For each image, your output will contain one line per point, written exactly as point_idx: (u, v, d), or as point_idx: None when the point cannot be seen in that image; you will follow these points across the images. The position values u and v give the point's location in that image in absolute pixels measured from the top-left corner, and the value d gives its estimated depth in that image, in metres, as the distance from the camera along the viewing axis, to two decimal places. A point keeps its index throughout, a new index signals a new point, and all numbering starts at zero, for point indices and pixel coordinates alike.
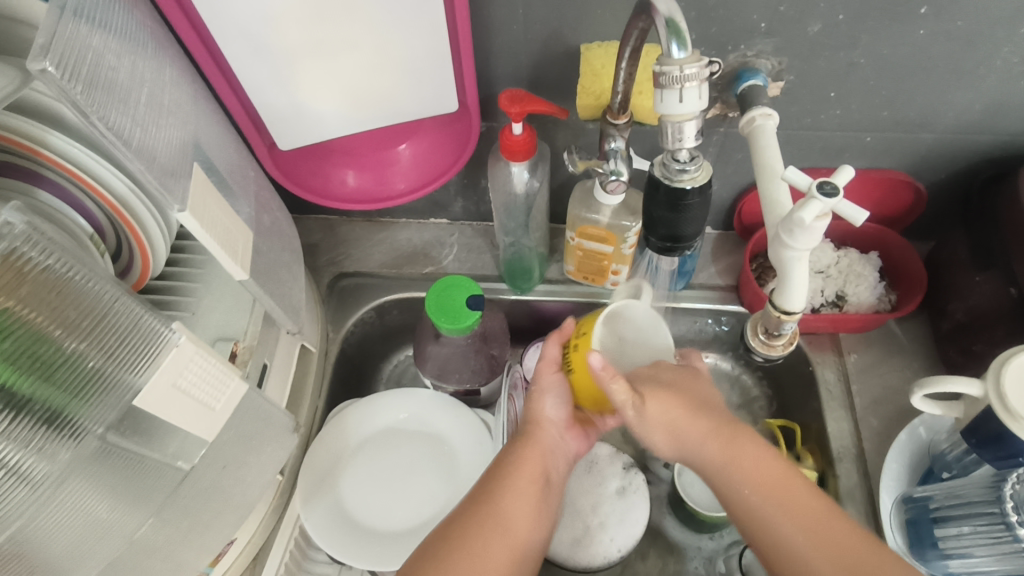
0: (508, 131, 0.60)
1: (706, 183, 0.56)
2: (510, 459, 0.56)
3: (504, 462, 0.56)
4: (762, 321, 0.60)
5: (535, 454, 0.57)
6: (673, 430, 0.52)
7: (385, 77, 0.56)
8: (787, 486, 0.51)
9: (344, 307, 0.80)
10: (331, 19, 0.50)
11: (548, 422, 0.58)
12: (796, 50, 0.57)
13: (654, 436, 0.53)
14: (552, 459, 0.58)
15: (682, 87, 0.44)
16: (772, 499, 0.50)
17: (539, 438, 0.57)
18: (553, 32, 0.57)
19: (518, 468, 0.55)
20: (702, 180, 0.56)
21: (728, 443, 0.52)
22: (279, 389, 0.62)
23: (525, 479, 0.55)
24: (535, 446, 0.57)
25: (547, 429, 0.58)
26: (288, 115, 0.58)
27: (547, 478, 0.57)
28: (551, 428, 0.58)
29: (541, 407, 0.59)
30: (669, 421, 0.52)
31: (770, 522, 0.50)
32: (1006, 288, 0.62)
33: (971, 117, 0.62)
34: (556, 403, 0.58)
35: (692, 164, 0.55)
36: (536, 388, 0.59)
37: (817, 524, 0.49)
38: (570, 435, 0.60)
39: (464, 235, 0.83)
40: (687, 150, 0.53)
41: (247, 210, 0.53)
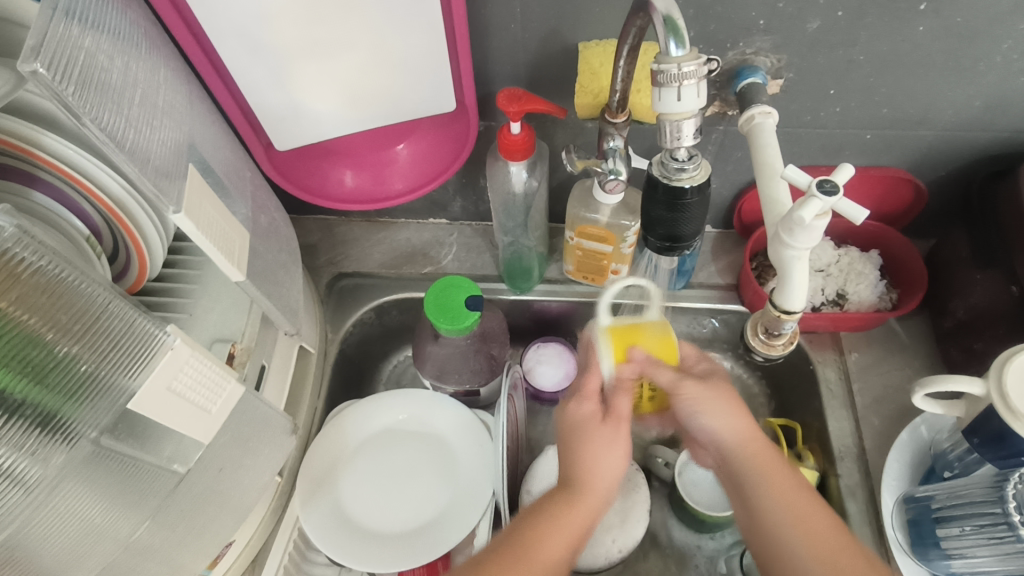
0: (505, 130, 0.60)
1: (704, 182, 0.56)
2: (550, 524, 0.51)
3: (542, 528, 0.51)
4: (762, 320, 0.59)
5: (577, 521, 0.52)
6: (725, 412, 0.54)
7: (382, 76, 0.56)
8: (801, 493, 0.51)
9: (343, 307, 0.79)
10: (326, 18, 0.50)
11: (600, 486, 0.53)
12: (796, 48, 0.57)
13: (712, 415, 0.54)
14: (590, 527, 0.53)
15: (681, 85, 0.44)
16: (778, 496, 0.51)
17: (585, 503, 0.53)
18: (551, 30, 0.57)
19: (558, 532, 0.51)
20: (701, 179, 0.55)
21: (763, 446, 0.53)
22: (278, 391, 0.61)
23: (562, 542, 0.50)
24: (580, 511, 0.52)
25: (598, 494, 0.53)
26: (284, 115, 0.57)
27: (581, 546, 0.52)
28: (601, 493, 0.54)
29: (599, 464, 0.54)
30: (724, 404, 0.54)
31: (779, 525, 0.50)
32: (1007, 286, 0.61)
33: (972, 114, 0.62)
34: (615, 466, 0.54)
35: (691, 163, 0.55)
36: (600, 449, 0.54)
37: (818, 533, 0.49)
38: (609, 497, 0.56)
39: (463, 235, 0.83)
40: (686, 149, 0.53)
41: (243, 211, 0.53)
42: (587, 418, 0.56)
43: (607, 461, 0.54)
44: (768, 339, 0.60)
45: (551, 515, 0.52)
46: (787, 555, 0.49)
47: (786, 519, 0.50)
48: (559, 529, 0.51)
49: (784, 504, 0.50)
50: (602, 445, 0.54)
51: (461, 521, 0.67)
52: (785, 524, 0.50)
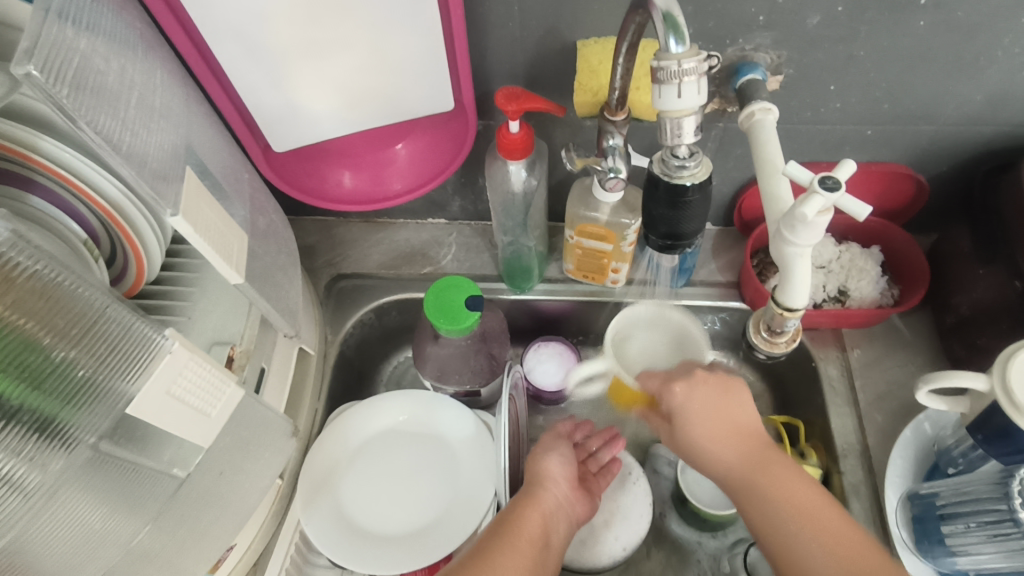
0: (504, 129, 0.60)
1: (706, 180, 0.55)
2: (513, 517, 0.57)
3: (504, 523, 0.57)
4: (765, 317, 0.58)
5: (534, 513, 0.58)
6: (720, 430, 0.55)
7: (379, 77, 0.55)
8: (800, 487, 0.52)
9: (343, 309, 0.79)
10: (323, 19, 0.49)
11: (552, 483, 0.61)
12: (795, 44, 0.57)
13: (702, 424, 0.55)
14: (552, 520, 0.59)
15: (680, 82, 0.41)
16: (785, 500, 0.51)
17: (541, 497, 0.59)
18: (549, 28, 0.56)
19: (523, 524, 0.56)
20: (702, 176, 0.55)
21: (759, 458, 0.54)
22: (277, 393, 0.61)
23: (526, 531, 0.56)
24: (538, 504, 0.59)
25: (550, 489, 0.61)
26: (282, 116, 0.57)
27: (547, 539, 0.57)
28: (554, 488, 0.61)
29: (547, 466, 0.64)
30: (718, 423, 0.55)
31: (783, 525, 0.51)
32: (1011, 282, 0.61)
33: (973, 109, 0.62)
34: (562, 466, 0.64)
35: (692, 160, 0.54)
36: (541, 451, 0.65)
37: (833, 535, 0.49)
38: (573, 497, 0.63)
39: (462, 235, 0.82)
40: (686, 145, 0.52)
41: (241, 213, 0.52)
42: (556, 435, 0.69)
43: (550, 462, 0.64)
44: (771, 336, 0.58)
45: (515, 509, 0.58)
46: (794, 550, 0.50)
47: (791, 519, 0.50)
48: (518, 524, 0.57)
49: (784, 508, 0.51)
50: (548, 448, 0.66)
51: (461, 521, 0.66)
52: (793, 527, 0.50)
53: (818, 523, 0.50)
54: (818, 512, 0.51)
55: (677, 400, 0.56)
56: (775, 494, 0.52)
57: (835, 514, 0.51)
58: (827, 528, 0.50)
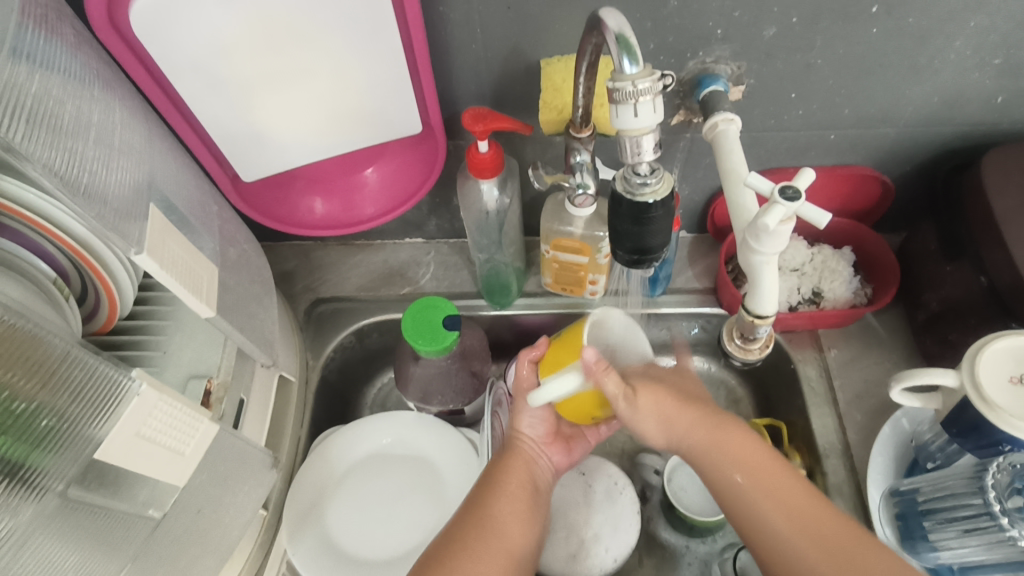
0: (474, 148, 0.61)
1: (670, 196, 0.45)
2: (498, 482, 0.58)
3: (492, 478, 0.59)
4: (736, 325, 0.58)
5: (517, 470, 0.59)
6: (668, 415, 0.54)
7: (342, 104, 0.56)
8: (773, 467, 0.52)
9: (322, 333, 0.79)
10: (284, 49, 0.50)
11: (526, 439, 0.62)
12: (754, 54, 0.58)
13: (663, 403, 0.55)
14: (536, 469, 0.61)
15: (637, 100, 0.40)
16: (758, 487, 0.51)
17: (521, 450, 0.61)
18: (512, 48, 0.57)
19: (508, 485, 0.58)
20: (665, 192, 0.45)
21: (725, 437, 0.54)
22: (258, 424, 0.61)
23: (513, 491, 0.58)
24: (519, 458, 0.60)
25: (525, 441, 0.62)
26: (247, 145, 0.57)
27: (536, 486, 0.60)
28: (530, 443, 0.62)
29: (519, 426, 0.62)
30: (665, 407, 0.55)
31: (762, 513, 0.50)
32: (977, 277, 0.62)
33: (931, 110, 0.63)
34: (532, 427, 0.62)
35: (653, 176, 0.44)
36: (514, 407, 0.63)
37: (801, 510, 0.50)
38: (551, 448, 0.64)
39: (440, 253, 0.82)
40: (648, 155, 0.43)
41: (212, 245, 0.52)
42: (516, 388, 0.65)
43: (520, 422, 0.62)
44: (744, 343, 0.59)
45: (496, 473, 0.59)
46: (773, 537, 0.50)
47: (767, 506, 0.50)
48: (502, 489, 0.57)
49: (758, 492, 0.51)
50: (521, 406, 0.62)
51: None
52: (771, 515, 0.50)
53: (798, 509, 0.50)
54: (781, 483, 0.51)
55: (628, 405, 0.53)
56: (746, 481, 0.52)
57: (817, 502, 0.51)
58: (809, 515, 0.50)
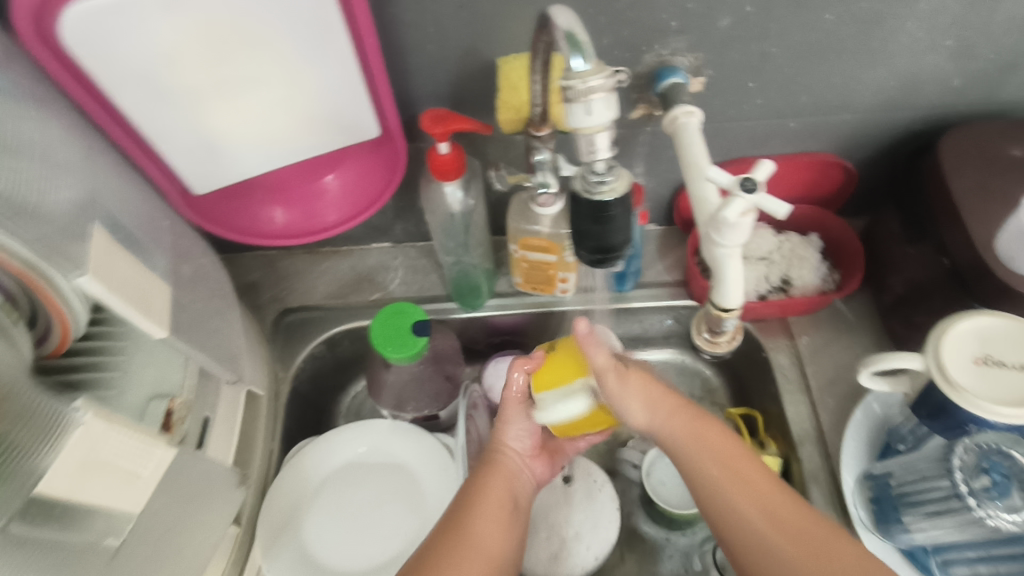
0: (434, 150, 0.59)
1: (628, 193, 0.44)
2: (476, 493, 0.57)
3: (471, 490, 0.58)
4: (704, 319, 0.59)
5: (498, 482, 0.59)
6: (652, 401, 0.55)
7: (295, 111, 0.54)
8: (750, 465, 0.52)
9: (291, 344, 0.77)
10: (229, 57, 0.48)
11: (510, 451, 0.62)
12: (710, 45, 0.58)
13: (645, 396, 0.55)
14: (516, 485, 0.61)
15: (588, 99, 0.39)
16: (735, 482, 0.51)
17: (503, 465, 0.61)
18: (467, 47, 0.56)
19: (487, 496, 0.57)
20: (624, 189, 0.44)
21: (706, 428, 0.54)
22: (225, 444, 0.59)
23: (493, 504, 0.57)
24: (500, 473, 0.60)
25: (509, 453, 0.62)
26: (198, 157, 0.55)
27: (516, 503, 0.59)
28: (513, 452, 0.62)
29: (506, 438, 0.63)
30: (652, 393, 0.55)
31: (737, 507, 0.50)
32: (940, 259, 0.62)
33: (888, 95, 0.63)
34: (519, 434, 0.63)
35: (610, 174, 0.44)
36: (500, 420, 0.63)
37: (776, 508, 0.50)
38: (536, 460, 0.65)
39: (408, 257, 0.81)
40: (603, 153, 0.42)
41: (163, 262, 0.50)
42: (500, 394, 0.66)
43: (507, 433, 0.62)
44: (712, 337, 0.60)
45: (476, 484, 0.58)
46: (749, 533, 0.49)
47: (742, 501, 0.50)
48: (483, 496, 0.57)
49: (734, 485, 0.51)
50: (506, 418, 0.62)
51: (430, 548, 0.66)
52: (745, 510, 0.50)
53: (774, 508, 0.50)
54: (755, 480, 0.51)
55: (617, 379, 0.55)
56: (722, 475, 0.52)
57: (792, 502, 0.50)
58: (786, 513, 0.49)
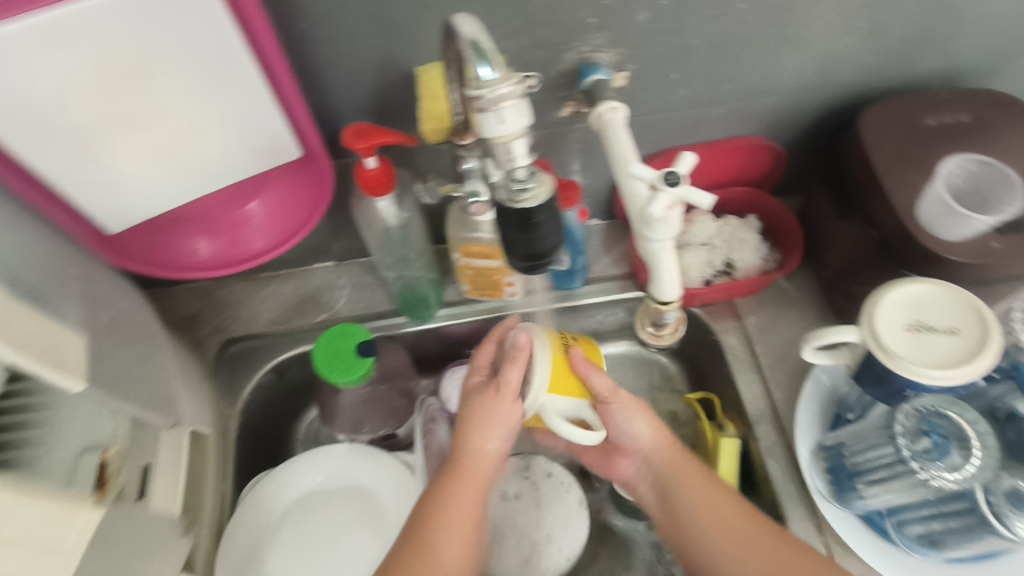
0: (361, 165, 0.58)
1: (551, 198, 0.44)
2: (440, 505, 0.55)
3: (435, 505, 0.55)
4: (647, 314, 0.60)
5: (466, 491, 0.56)
6: (648, 422, 0.62)
7: (206, 137, 0.51)
8: (716, 491, 0.59)
9: (237, 376, 0.74)
10: (125, 87, 0.45)
11: (486, 456, 0.58)
12: (630, 40, 0.58)
13: (638, 421, 0.61)
14: (484, 495, 0.58)
15: (498, 108, 0.39)
16: (704, 507, 0.58)
17: (473, 472, 0.57)
18: (384, 58, 0.55)
19: (452, 509, 0.55)
20: (546, 194, 0.44)
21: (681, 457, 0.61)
22: (170, 491, 0.56)
23: (460, 519, 0.55)
24: (469, 480, 0.57)
25: (482, 460, 0.58)
26: (106, 193, 0.52)
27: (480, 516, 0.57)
28: (488, 459, 0.58)
29: (484, 443, 0.57)
30: (648, 416, 0.62)
31: (701, 530, 0.57)
32: (869, 231, 0.64)
33: (807, 76, 0.65)
34: (501, 441, 0.58)
35: (532, 180, 0.43)
36: (476, 422, 0.57)
37: (732, 528, 0.56)
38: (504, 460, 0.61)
39: (353, 274, 0.79)
40: (522, 159, 0.42)
41: (76, 312, 0.47)
42: (473, 388, 0.60)
43: (489, 436, 0.57)
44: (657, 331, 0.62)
45: (442, 495, 0.56)
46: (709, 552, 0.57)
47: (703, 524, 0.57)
48: (448, 512, 0.55)
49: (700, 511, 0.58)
50: (495, 417, 0.57)
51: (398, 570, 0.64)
52: (707, 531, 0.57)
53: (734, 530, 0.56)
54: (720, 504, 0.58)
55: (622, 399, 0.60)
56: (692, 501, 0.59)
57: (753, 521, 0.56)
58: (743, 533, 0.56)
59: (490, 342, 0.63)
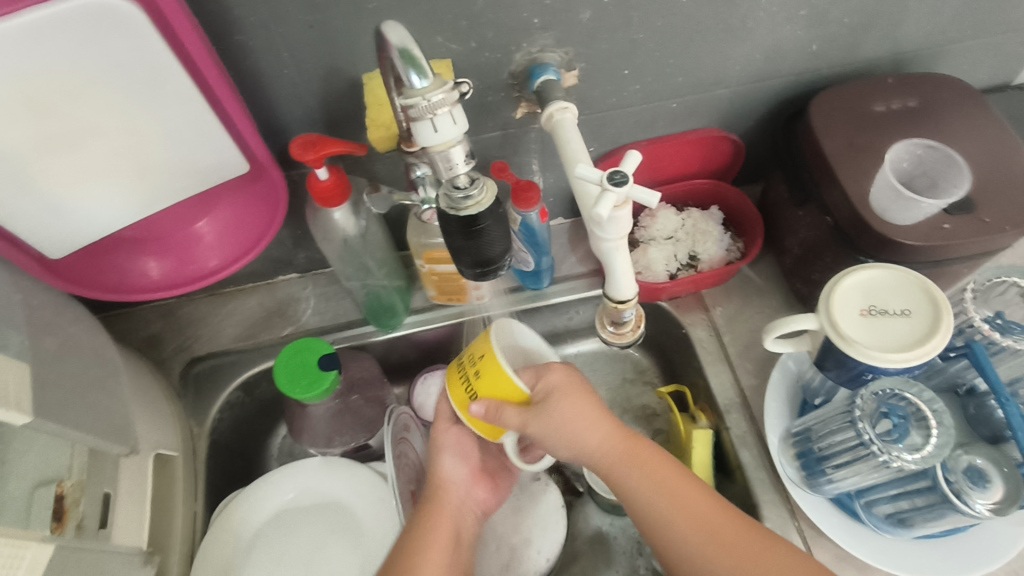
0: (313, 177, 0.57)
1: (495, 204, 0.44)
2: (418, 537, 0.58)
3: (414, 531, 0.58)
4: (606, 314, 0.61)
5: (444, 518, 0.59)
6: (584, 430, 0.56)
7: (147, 155, 0.50)
8: (683, 486, 0.55)
9: (203, 394, 0.73)
10: (52, 111, 0.44)
11: (453, 484, 0.62)
12: (577, 39, 0.57)
13: (568, 433, 0.55)
14: (460, 518, 0.61)
15: (434, 116, 0.39)
16: (676, 507, 0.54)
17: (445, 498, 0.61)
18: (329, 68, 0.54)
19: (429, 538, 0.57)
20: (490, 201, 0.44)
21: (625, 452, 0.56)
22: (134, 517, 0.55)
23: (440, 537, 0.58)
24: (444, 511, 0.60)
25: (450, 489, 0.62)
26: (48, 224, 0.50)
27: (458, 539, 0.60)
28: (454, 487, 0.63)
29: (441, 469, 0.63)
30: (585, 416, 0.56)
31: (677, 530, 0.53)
32: (823, 217, 0.64)
33: (757, 67, 0.65)
34: (456, 466, 0.63)
35: (475, 187, 0.43)
36: (434, 451, 0.63)
37: (710, 524, 0.53)
38: (477, 487, 0.65)
39: (319, 285, 0.78)
40: (463, 168, 0.42)
41: (18, 342, 0.47)
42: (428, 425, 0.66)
43: (445, 462, 0.63)
44: (617, 329, 0.62)
45: (420, 518, 0.59)
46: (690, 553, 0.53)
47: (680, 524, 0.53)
48: (427, 534, 0.57)
49: (672, 508, 0.54)
50: (442, 446, 0.63)
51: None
52: (683, 531, 0.53)
53: (711, 527, 0.53)
54: (690, 497, 0.54)
55: (543, 421, 0.54)
56: (655, 500, 0.54)
57: (728, 512, 0.54)
58: (721, 527, 0.53)
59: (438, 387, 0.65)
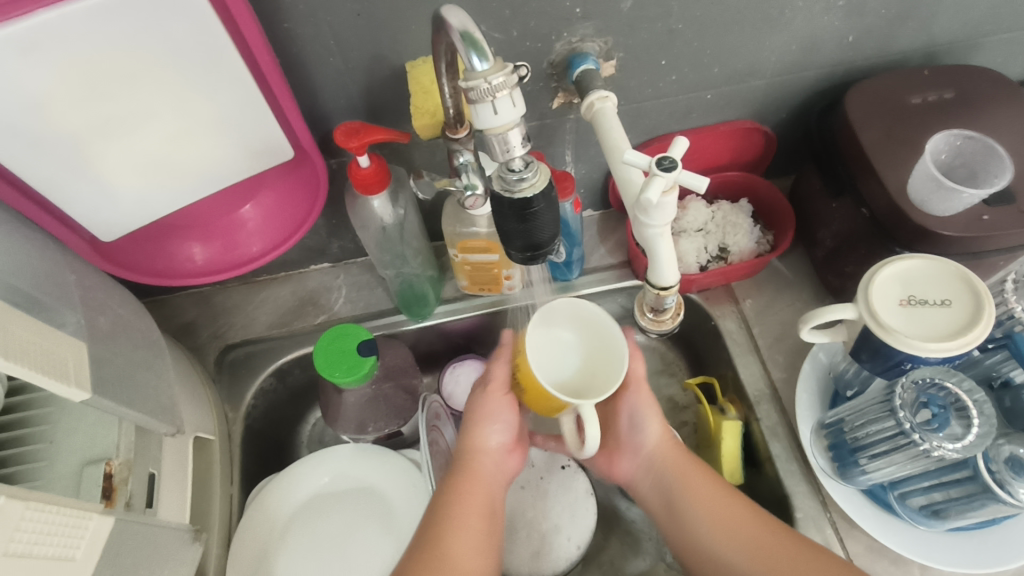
0: (354, 164, 0.58)
1: (549, 187, 0.44)
2: (450, 501, 0.56)
3: (444, 503, 0.56)
4: (647, 301, 0.61)
5: (479, 491, 0.58)
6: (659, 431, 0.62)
7: (199, 140, 0.51)
8: (736, 509, 0.55)
9: (238, 381, 0.74)
10: (111, 93, 0.44)
11: (487, 453, 0.60)
12: (617, 28, 0.58)
13: (650, 422, 0.62)
14: (492, 487, 0.59)
15: (494, 98, 0.39)
16: (728, 532, 0.54)
17: (479, 469, 0.59)
18: (373, 56, 0.55)
19: (462, 503, 0.56)
20: (544, 184, 0.44)
21: (687, 473, 0.59)
22: (177, 496, 0.56)
23: (472, 508, 0.56)
24: (475, 478, 0.58)
25: (484, 460, 0.60)
26: (99, 207, 0.52)
27: (492, 509, 0.58)
28: (487, 458, 0.60)
29: (483, 437, 0.61)
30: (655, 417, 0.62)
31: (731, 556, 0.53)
32: (859, 210, 0.65)
33: (792, 58, 0.65)
34: (498, 434, 0.61)
35: (529, 170, 0.43)
36: (478, 416, 0.61)
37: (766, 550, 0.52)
38: (510, 456, 0.63)
39: (350, 274, 0.79)
40: (519, 150, 0.42)
41: (75, 320, 0.48)
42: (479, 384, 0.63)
43: (488, 432, 0.61)
44: (656, 316, 0.63)
45: (453, 487, 0.58)
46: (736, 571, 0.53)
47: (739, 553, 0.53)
48: (461, 504, 0.56)
49: (723, 534, 0.54)
50: (491, 413, 0.61)
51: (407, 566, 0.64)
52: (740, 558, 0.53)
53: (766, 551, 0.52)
54: (743, 521, 0.54)
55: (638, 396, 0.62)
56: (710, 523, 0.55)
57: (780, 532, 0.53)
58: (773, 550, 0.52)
59: (500, 353, 0.62)
